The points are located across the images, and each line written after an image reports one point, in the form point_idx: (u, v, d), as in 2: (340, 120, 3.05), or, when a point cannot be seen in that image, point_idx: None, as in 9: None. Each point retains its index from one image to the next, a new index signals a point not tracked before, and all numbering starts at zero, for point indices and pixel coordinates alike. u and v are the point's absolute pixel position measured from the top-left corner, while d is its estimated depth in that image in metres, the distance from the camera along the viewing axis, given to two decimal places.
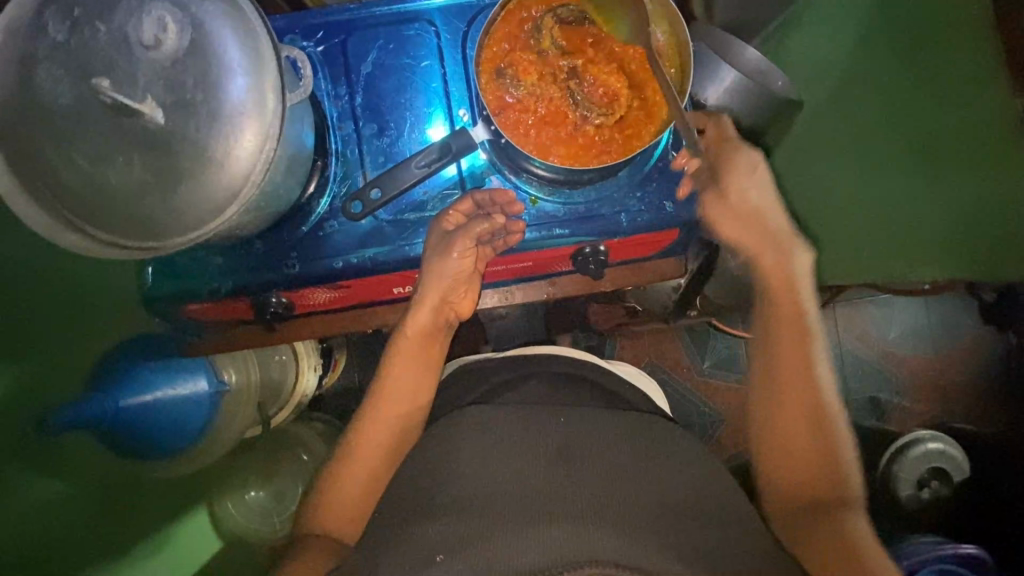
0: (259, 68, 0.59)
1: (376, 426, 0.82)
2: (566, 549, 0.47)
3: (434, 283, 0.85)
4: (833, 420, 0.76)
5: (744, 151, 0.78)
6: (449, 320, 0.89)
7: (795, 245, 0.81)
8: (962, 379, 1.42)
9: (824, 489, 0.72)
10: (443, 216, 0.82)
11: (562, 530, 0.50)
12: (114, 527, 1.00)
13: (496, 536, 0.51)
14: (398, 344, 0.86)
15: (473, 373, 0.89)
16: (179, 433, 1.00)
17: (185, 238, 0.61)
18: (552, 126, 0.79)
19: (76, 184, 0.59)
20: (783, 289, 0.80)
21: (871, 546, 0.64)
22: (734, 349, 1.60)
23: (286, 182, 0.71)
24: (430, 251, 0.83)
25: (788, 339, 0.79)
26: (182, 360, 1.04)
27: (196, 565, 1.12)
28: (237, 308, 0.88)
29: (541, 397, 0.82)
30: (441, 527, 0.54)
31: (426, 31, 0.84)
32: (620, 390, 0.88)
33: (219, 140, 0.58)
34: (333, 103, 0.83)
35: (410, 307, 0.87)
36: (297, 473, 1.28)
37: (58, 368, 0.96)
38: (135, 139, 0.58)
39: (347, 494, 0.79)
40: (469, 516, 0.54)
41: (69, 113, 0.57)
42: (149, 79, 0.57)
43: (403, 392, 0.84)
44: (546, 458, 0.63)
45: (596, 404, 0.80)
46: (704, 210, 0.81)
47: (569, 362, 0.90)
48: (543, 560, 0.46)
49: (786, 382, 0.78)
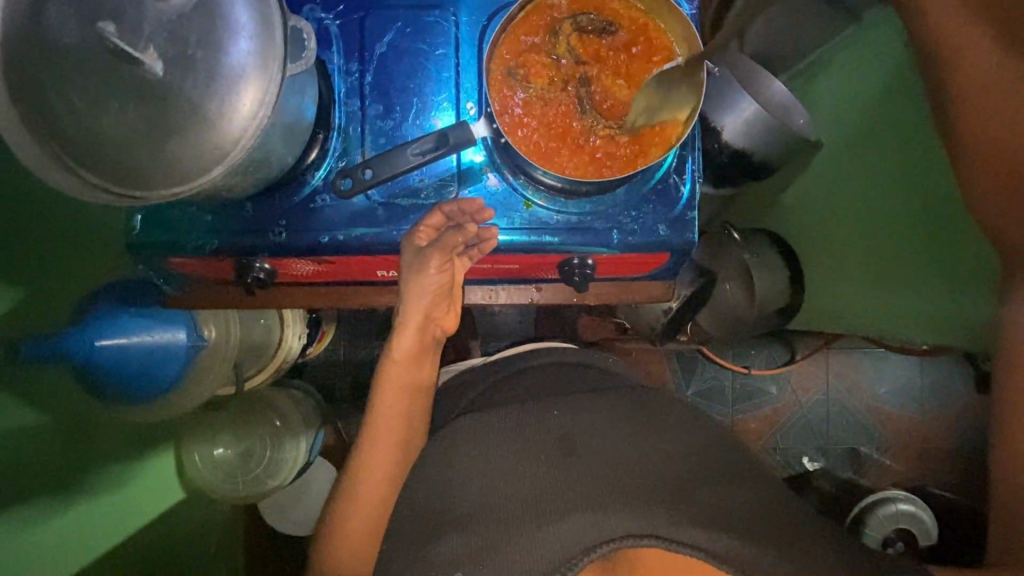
0: (266, 33, 0.59)
1: (376, 458, 0.84)
2: (579, 539, 0.58)
3: (416, 303, 0.87)
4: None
5: None
6: (436, 338, 0.91)
7: None
8: (934, 440, 1.55)
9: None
10: (414, 232, 0.81)
11: (573, 523, 0.60)
12: (69, 464, 1.00)
13: (504, 547, 0.61)
14: (388, 367, 0.88)
15: (464, 383, 0.93)
16: (150, 384, 1.00)
17: (168, 190, 0.61)
18: (556, 131, 0.78)
19: (70, 123, 0.59)
20: None
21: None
22: (719, 380, 1.59)
23: (280, 149, 0.72)
24: (408, 268, 0.84)
25: None
26: (162, 311, 1.04)
27: (159, 509, 1.19)
28: (219, 266, 0.90)
29: (526, 388, 0.85)
30: (454, 541, 0.64)
31: (446, 20, 0.83)
32: (603, 361, 0.96)
33: (217, 99, 0.58)
34: (343, 78, 0.83)
35: (395, 330, 0.88)
36: (267, 437, 1.34)
37: (52, 290, 0.97)
38: (132, 88, 0.58)
39: (354, 529, 0.82)
40: (476, 526, 0.64)
41: (70, 53, 0.58)
42: (153, 30, 0.57)
43: (394, 410, 0.87)
44: (546, 453, 0.71)
45: (580, 387, 0.84)
46: None
47: (548, 352, 0.94)
48: (562, 555, 0.58)
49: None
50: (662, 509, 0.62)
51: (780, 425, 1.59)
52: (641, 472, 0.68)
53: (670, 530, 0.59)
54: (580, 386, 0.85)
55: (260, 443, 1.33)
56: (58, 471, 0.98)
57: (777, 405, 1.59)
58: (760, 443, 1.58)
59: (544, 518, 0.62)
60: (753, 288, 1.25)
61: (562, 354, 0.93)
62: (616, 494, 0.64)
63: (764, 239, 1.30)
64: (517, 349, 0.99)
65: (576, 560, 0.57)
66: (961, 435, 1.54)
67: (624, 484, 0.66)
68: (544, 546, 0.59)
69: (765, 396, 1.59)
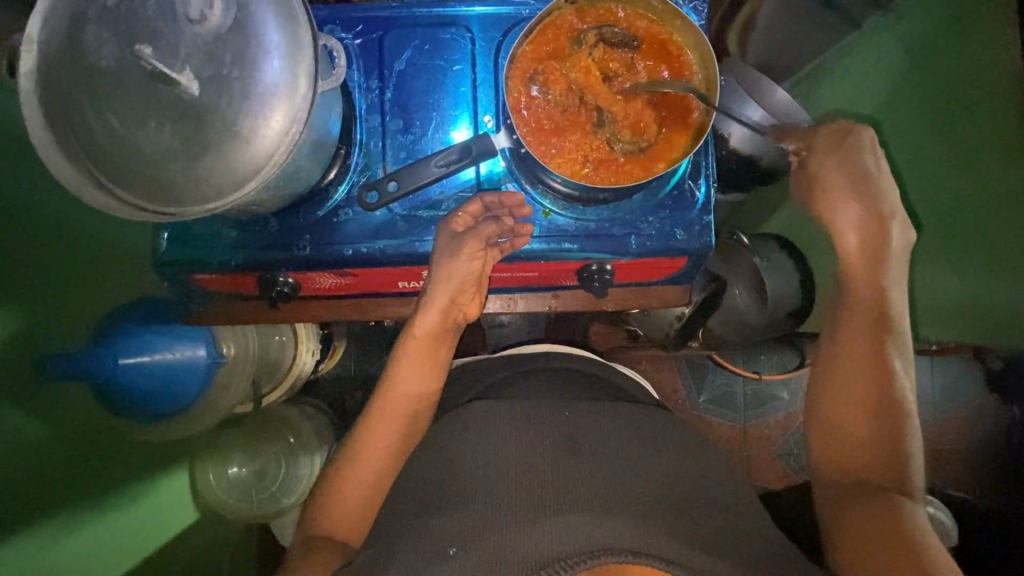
0: (295, 53, 0.61)
1: (379, 431, 0.86)
2: (583, 535, 0.54)
3: (445, 285, 0.87)
4: (911, 448, 0.71)
5: (828, 145, 0.79)
6: (456, 322, 0.92)
7: (892, 219, 0.78)
8: (962, 448, 1.48)
9: (878, 471, 0.71)
10: (453, 217, 0.83)
11: (577, 518, 0.57)
12: (83, 483, 0.97)
13: (495, 532, 0.57)
14: (407, 342, 0.90)
15: (477, 372, 0.95)
16: (167, 396, 1.01)
17: (203, 207, 0.63)
18: (573, 138, 0.80)
19: (106, 141, 0.61)
20: (874, 274, 0.78)
21: (929, 542, 0.62)
22: (732, 386, 1.59)
23: (308, 166, 0.73)
24: (440, 251, 0.83)
25: (859, 325, 0.77)
26: (182, 328, 1.06)
27: (172, 530, 1.17)
28: (244, 282, 0.92)
29: (544, 388, 0.86)
30: (450, 522, 0.60)
31: (462, 36, 0.86)
32: (615, 378, 0.95)
33: (249, 118, 0.60)
34: (363, 95, 0.85)
35: (420, 309, 0.90)
36: (281, 454, 1.34)
37: (82, 303, 0.98)
38: (167, 106, 0.60)
39: (347, 505, 0.83)
40: (473, 507, 0.61)
41: (107, 73, 0.59)
42: (189, 51, 0.59)
43: (409, 395, 0.88)
44: (556, 447, 0.69)
45: (598, 396, 0.85)
46: (813, 159, 0.80)
47: (565, 357, 0.94)
48: (567, 547, 0.53)
49: (864, 352, 0.76)
50: (662, 523, 0.58)
51: (794, 430, 1.58)
52: (644, 481, 0.65)
53: (667, 550, 0.54)
54: (596, 396, 0.85)
55: (274, 460, 1.33)
56: (68, 489, 0.94)
57: (789, 411, 1.59)
58: (773, 448, 1.58)
59: (533, 515, 0.58)
60: (763, 294, 1.24)
61: (575, 362, 0.94)
62: (610, 504, 0.60)
63: (773, 245, 1.29)
64: (532, 350, 1.00)
65: (574, 561, 0.52)
66: (981, 438, 1.47)
67: (623, 497, 0.61)
68: (540, 541, 0.54)
69: (776, 402, 1.58)
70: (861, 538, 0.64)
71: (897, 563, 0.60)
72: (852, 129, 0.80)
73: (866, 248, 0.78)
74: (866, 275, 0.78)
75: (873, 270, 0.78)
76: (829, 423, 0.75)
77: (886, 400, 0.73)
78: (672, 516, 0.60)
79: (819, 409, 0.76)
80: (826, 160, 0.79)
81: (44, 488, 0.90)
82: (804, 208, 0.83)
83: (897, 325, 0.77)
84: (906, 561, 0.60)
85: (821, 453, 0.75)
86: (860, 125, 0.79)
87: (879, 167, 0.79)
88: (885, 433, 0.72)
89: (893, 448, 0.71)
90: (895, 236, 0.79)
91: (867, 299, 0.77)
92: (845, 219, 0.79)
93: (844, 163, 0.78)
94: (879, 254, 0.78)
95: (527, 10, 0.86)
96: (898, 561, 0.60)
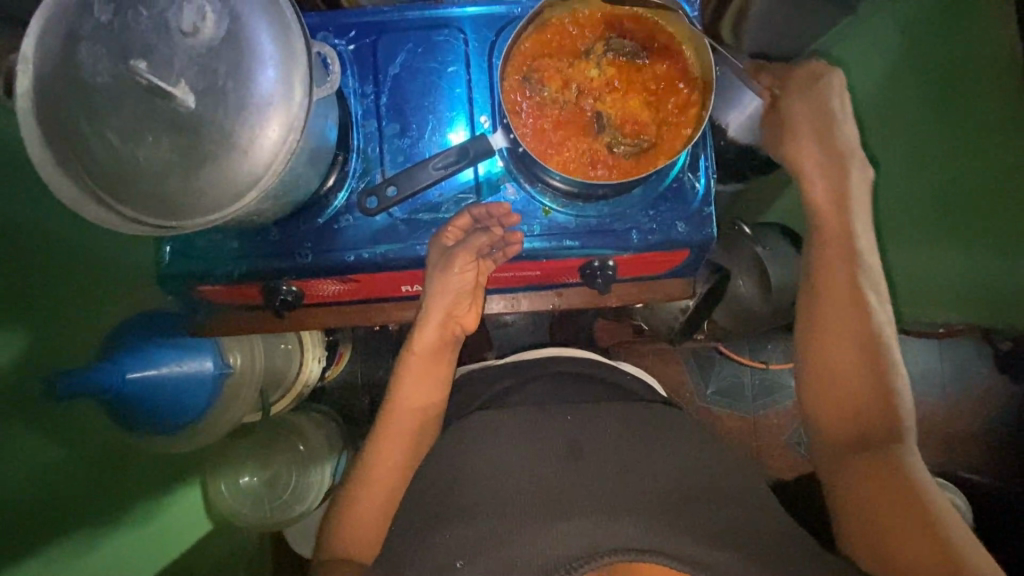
0: (289, 60, 0.61)
1: (387, 447, 0.86)
2: (589, 537, 0.55)
3: (440, 299, 0.88)
4: (896, 376, 0.75)
5: (799, 85, 0.84)
6: (455, 334, 0.91)
7: (852, 161, 0.83)
8: (974, 429, 1.47)
9: (869, 417, 0.73)
10: (442, 233, 0.83)
11: (584, 522, 0.57)
12: (95, 499, 0.96)
13: (505, 538, 0.57)
14: (409, 360, 0.90)
15: (485, 377, 0.95)
16: (180, 410, 1.03)
17: (206, 220, 0.63)
18: (569, 136, 0.80)
19: (105, 157, 0.61)
20: (841, 215, 0.82)
21: (926, 482, 0.67)
22: (739, 376, 1.59)
23: (306, 174, 0.74)
24: (432, 267, 0.85)
25: (834, 270, 0.80)
26: (190, 340, 1.08)
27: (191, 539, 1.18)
28: (248, 293, 0.92)
29: (548, 394, 0.85)
30: (459, 532, 0.60)
31: (455, 38, 0.86)
32: (623, 378, 0.94)
33: (245, 128, 0.60)
34: (359, 100, 0.85)
35: (417, 326, 0.90)
36: (293, 463, 1.35)
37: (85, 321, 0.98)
38: (165, 120, 0.60)
39: (364, 516, 0.83)
40: (479, 517, 0.61)
41: (103, 88, 0.60)
42: (184, 64, 0.59)
43: (413, 409, 0.88)
44: (562, 450, 0.69)
45: (608, 398, 0.84)
46: (786, 104, 0.85)
47: (566, 361, 0.94)
48: (572, 550, 0.54)
49: (839, 297, 0.79)
50: (668, 518, 0.58)
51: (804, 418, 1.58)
52: (651, 478, 0.65)
53: (675, 547, 0.54)
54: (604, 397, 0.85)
55: (285, 469, 1.34)
56: (80, 507, 0.94)
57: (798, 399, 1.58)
58: (784, 437, 1.57)
59: (539, 520, 0.58)
60: (767, 283, 1.23)
61: (578, 364, 0.94)
62: (620, 503, 0.60)
63: (776, 234, 1.26)
64: (537, 354, 1.00)
65: (580, 562, 0.53)
66: (990, 418, 1.46)
67: (630, 494, 0.62)
68: (547, 544, 0.55)
69: (785, 390, 1.58)
70: (865, 495, 0.68)
71: (902, 518, 0.65)
72: (822, 73, 0.84)
73: (832, 187, 0.83)
74: (834, 216, 0.82)
75: (838, 212, 0.82)
76: (813, 381, 0.78)
77: (866, 345, 0.77)
78: (681, 509, 0.60)
79: (805, 367, 0.79)
80: (794, 99, 0.84)
81: (56, 507, 0.90)
82: (771, 148, 0.88)
83: (865, 260, 0.81)
84: (910, 511, 0.65)
85: (813, 408, 0.78)
86: (830, 70, 0.84)
87: (842, 110, 0.83)
88: (872, 380, 0.75)
89: (878, 389, 0.74)
90: (854, 177, 0.83)
91: (838, 242, 0.81)
92: (811, 158, 0.83)
93: (810, 102, 0.83)
94: (840, 194, 0.82)
95: (519, 9, 0.86)
96: (905, 516, 0.65)
